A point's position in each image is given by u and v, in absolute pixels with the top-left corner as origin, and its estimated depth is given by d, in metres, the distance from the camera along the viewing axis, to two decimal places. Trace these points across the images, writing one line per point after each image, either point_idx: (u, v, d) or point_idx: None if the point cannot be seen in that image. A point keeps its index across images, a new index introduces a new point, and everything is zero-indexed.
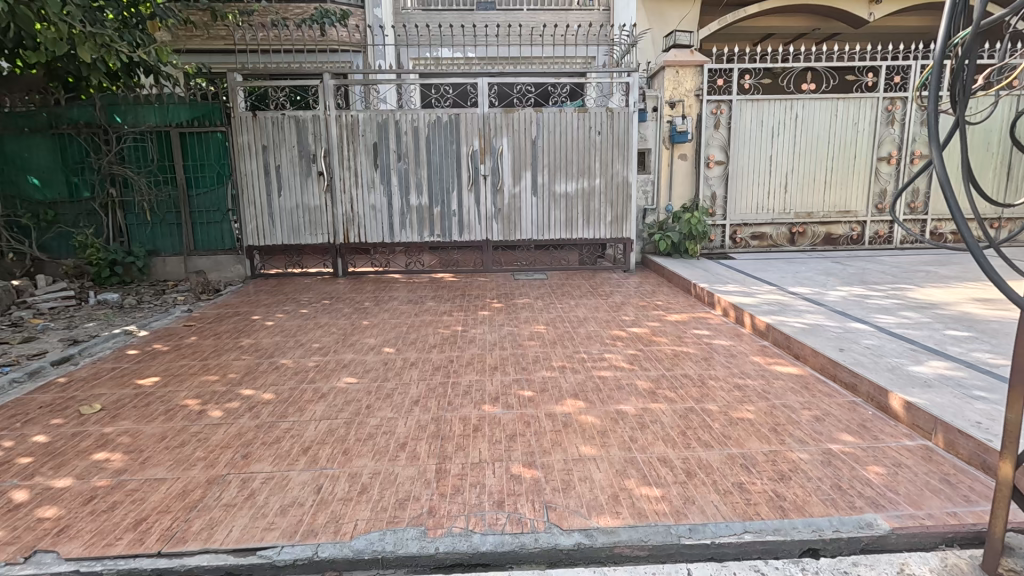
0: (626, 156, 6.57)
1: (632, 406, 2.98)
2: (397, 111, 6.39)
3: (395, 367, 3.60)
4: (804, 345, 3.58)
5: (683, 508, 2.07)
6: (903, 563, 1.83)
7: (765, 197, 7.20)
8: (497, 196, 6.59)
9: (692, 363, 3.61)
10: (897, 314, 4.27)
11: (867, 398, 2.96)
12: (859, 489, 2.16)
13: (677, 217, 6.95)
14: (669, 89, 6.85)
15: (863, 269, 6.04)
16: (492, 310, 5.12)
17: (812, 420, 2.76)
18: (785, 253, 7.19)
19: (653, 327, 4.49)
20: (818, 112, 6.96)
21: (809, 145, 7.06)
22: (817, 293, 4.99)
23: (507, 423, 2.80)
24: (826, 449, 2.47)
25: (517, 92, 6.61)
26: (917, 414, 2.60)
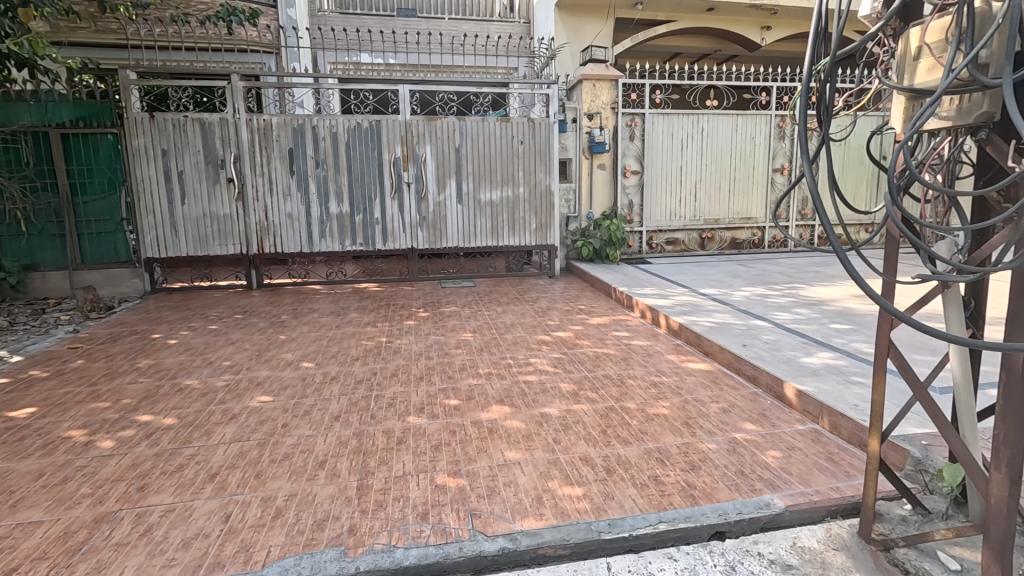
0: (548, 165, 6.74)
1: (556, 408, 3.06)
2: (314, 115, 6.16)
3: (315, 383, 3.45)
4: (712, 342, 3.86)
5: (604, 504, 2.15)
6: (795, 537, 2.01)
7: (677, 205, 7.68)
8: (422, 205, 6.53)
9: (613, 363, 3.77)
10: (792, 311, 4.70)
11: (766, 388, 3.24)
12: (758, 473, 2.35)
13: (597, 224, 7.22)
14: (587, 101, 7.13)
15: (763, 270, 6.60)
16: (419, 319, 5.06)
17: (720, 412, 2.97)
18: (697, 257, 7.69)
19: (576, 330, 4.64)
20: (721, 126, 7.54)
21: (714, 157, 7.63)
22: (724, 294, 5.39)
23: (433, 433, 2.77)
24: (731, 438, 2.67)
25: (439, 100, 6.61)
26: (807, 401, 2.89)
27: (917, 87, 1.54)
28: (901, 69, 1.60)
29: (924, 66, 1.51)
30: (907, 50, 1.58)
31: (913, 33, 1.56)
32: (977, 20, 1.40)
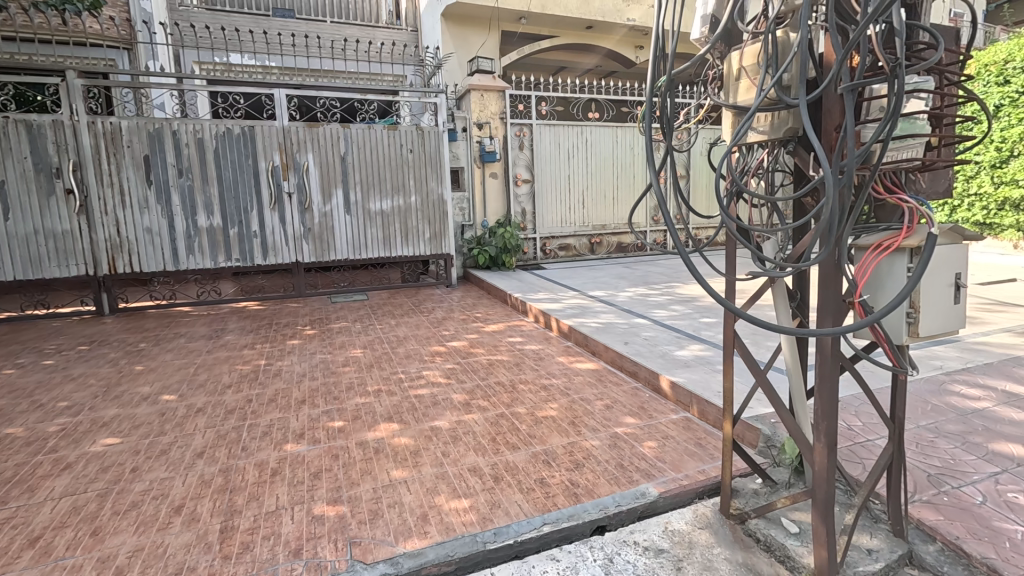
0: (439, 174, 6.69)
1: (446, 420, 3.01)
2: (174, 119, 5.57)
3: (177, 417, 3.07)
4: (598, 342, 4.04)
5: (489, 514, 2.13)
6: (667, 521, 2.13)
7: (567, 212, 8.02)
8: (305, 216, 6.16)
9: (505, 370, 3.81)
10: (669, 308, 5.09)
11: (645, 382, 3.45)
12: (636, 464, 2.48)
13: (492, 232, 7.30)
14: (476, 111, 7.21)
15: (646, 272, 7.09)
16: (304, 338, 4.74)
17: (604, 409, 3.11)
18: (588, 261, 8.07)
19: (471, 339, 4.62)
20: (602, 137, 8.02)
21: (598, 166, 8.09)
22: (610, 295, 5.70)
23: (313, 460, 2.58)
24: (613, 433, 2.80)
25: (320, 106, 6.28)
26: (680, 391, 3.12)
27: (739, 104, 1.72)
28: (727, 87, 1.78)
29: (743, 86, 1.70)
30: (729, 71, 1.77)
31: (733, 57, 1.74)
32: (779, 47, 1.59)
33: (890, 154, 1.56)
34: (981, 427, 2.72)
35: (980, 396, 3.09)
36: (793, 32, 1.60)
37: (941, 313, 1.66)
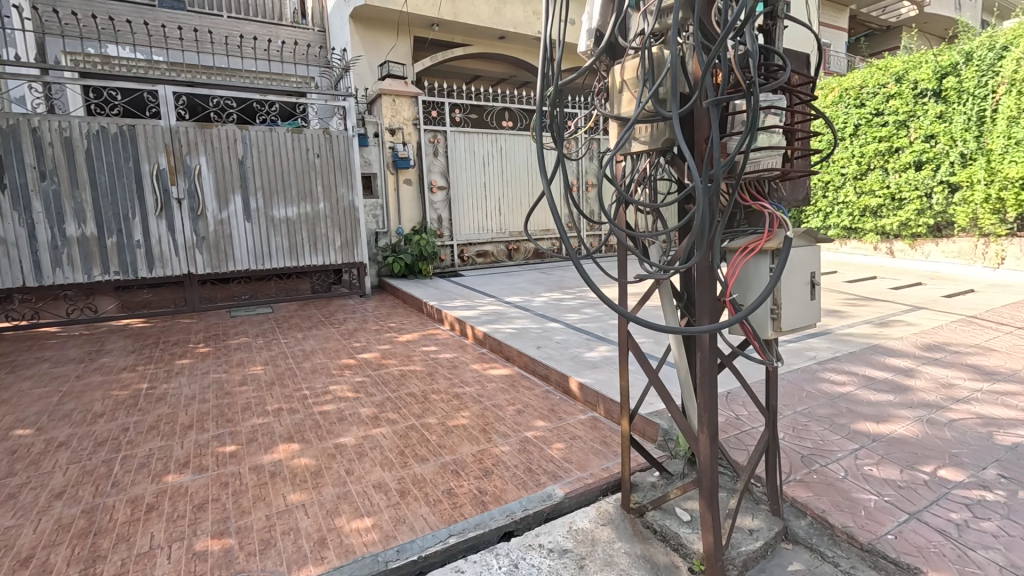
0: (349, 180, 6.44)
1: (352, 436, 2.88)
2: (34, 115, 4.92)
3: (32, 454, 2.68)
4: (510, 348, 4.07)
5: (393, 531, 2.06)
6: (571, 521, 2.17)
7: (484, 219, 8.05)
8: (198, 223, 5.68)
9: (418, 380, 3.72)
10: (580, 311, 5.26)
11: (556, 385, 3.52)
12: (543, 467, 2.52)
13: (407, 239, 7.15)
14: (387, 115, 7.06)
15: (561, 277, 7.30)
16: (197, 356, 4.35)
17: (514, 414, 3.13)
18: (505, 267, 8.16)
19: (383, 349, 4.48)
20: (516, 146, 8.17)
21: (513, 174, 8.23)
22: (526, 300, 5.78)
23: (197, 490, 2.36)
24: (523, 437, 2.83)
25: (214, 106, 5.82)
26: (587, 392, 3.21)
27: (622, 115, 1.80)
28: (612, 98, 1.84)
29: (625, 98, 1.78)
30: (613, 84, 1.84)
31: (617, 70, 1.81)
32: (656, 63, 1.68)
33: (754, 164, 1.71)
34: (845, 409, 3.06)
35: (845, 382, 3.47)
36: (666, 49, 1.70)
37: (800, 308, 1.84)
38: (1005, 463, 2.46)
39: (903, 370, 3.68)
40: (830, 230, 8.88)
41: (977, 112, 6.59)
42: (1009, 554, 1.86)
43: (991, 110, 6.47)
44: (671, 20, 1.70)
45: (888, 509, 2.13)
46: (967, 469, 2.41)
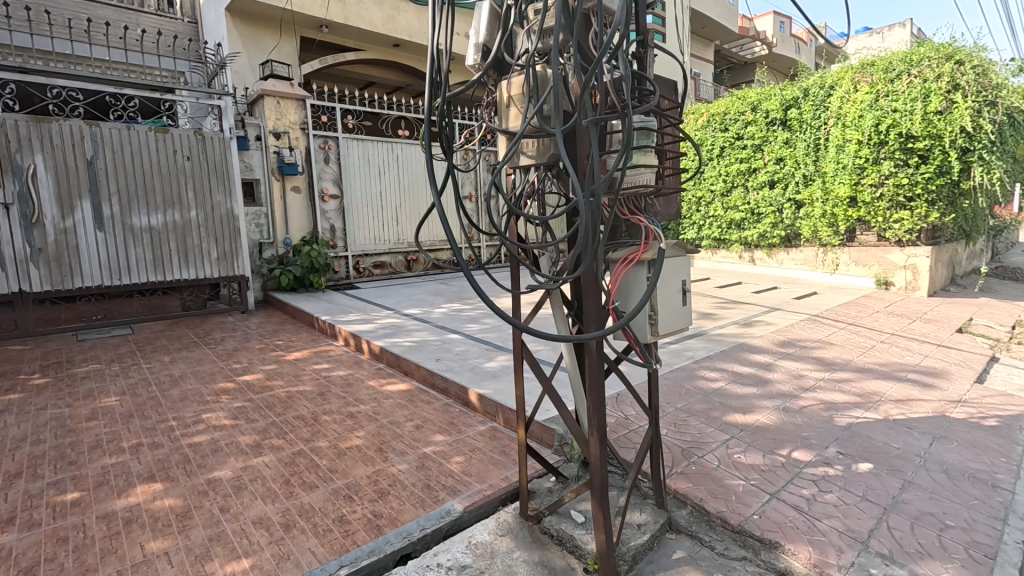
0: (227, 186, 5.89)
1: (230, 469, 2.59)
2: None
3: None
4: (409, 362, 3.95)
5: (275, 570, 1.88)
6: (470, 535, 2.14)
7: (380, 229, 7.81)
8: (33, 232, 4.85)
9: (307, 401, 3.47)
10: (481, 322, 5.27)
11: (456, 397, 3.48)
12: (442, 482, 2.46)
13: (296, 250, 6.69)
14: (271, 119, 6.59)
15: (461, 287, 7.28)
16: (30, 389, 3.67)
17: (412, 430, 3.03)
18: (404, 279, 7.96)
19: (267, 370, 4.13)
20: (413, 155, 8.05)
21: (410, 183, 8.08)
22: (425, 312, 5.67)
23: (25, 552, 1.97)
24: (421, 454, 2.74)
25: (54, 97, 5.04)
26: (486, 402, 3.22)
27: (510, 130, 1.83)
28: (500, 112, 1.87)
29: (512, 113, 1.81)
30: (501, 98, 1.86)
31: (504, 85, 1.84)
32: (539, 81, 1.74)
33: (632, 180, 1.84)
34: (718, 403, 3.38)
35: (718, 378, 3.84)
36: (549, 68, 1.77)
37: (674, 313, 2.00)
38: (843, 441, 2.87)
39: (764, 365, 4.16)
40: (703, 241, 9.83)
41: (814, 139, 7.68)
42: (847, 520, 2.16)
43: (824, 139, 7.58)
44: (553, 40, 1.77)
45: (753, 491, 2.37)
46: (814, 449, 2.78)
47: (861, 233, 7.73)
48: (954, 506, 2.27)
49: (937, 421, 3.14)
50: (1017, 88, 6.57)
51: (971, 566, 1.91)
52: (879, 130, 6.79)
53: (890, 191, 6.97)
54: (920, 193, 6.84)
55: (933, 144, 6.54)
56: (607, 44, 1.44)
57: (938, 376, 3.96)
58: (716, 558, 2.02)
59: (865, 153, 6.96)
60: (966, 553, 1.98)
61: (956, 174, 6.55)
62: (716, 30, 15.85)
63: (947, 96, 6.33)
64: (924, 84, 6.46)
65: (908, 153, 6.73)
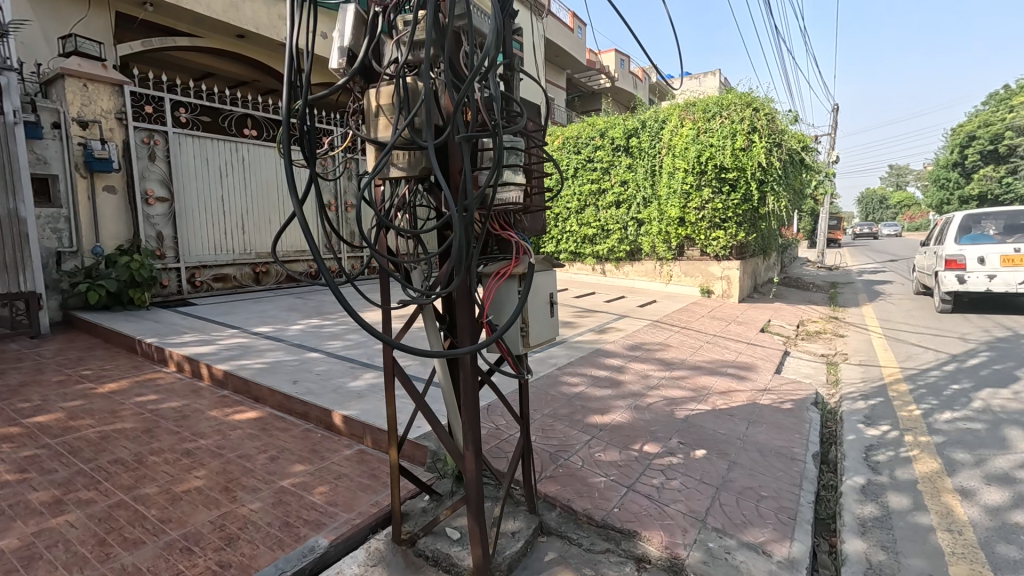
0: (11, 182, 4.76)
1: (16, 536, 2.06)
2: None
3: None
4: (260, 386, 3.56)
5: None
6: (338, 572, 1.98)
7: (221, 237, 6.96)
8: None
9: (129, 440, 2.92)
10: (343, 338, 4.97)
11: (317, 421, 3.22)
12: (304, 517, 2.25)
13: (110, 261, 5.62)
14: (74, 103, 5.49)
15: (319, 302, 6.79)
16: None
17: (267, 462, 2.73)
18: (251, 293, 7.18)
19: (71, 407, 3.39)
20: (262, 158, 7.36)
21: (259, 188, 7.36)
22: (279, 330, 5.17)
23: None
24: (277, 488, 2.47)
25: None
26: (352, 424, 3.03)
27: (379, 140, 1.76)
28: (367, 121, 1.79)
29: (381, 123, 1.75)
30: (369, 107, 1.79)
31: (373, 94, 1.77)
32: (409, 93, 1.70)
33: (502, 197, 1.90)
34: (579, 406, 3.62)
35: (579, 383, 4.11)
36: (419, 81, 1.75)
37: (543, 325, 2.10)
38: (682, 432, 3.26)
39: (617, 368, 4.56)
40: (561, 254, 10.49)
41: (651, 165, 8.74)
42: (689, 503, 2.45)
43: (659, 165, 8.67)
44: (423, 54, 1.75)
45: (613, 486, 2.57)
46: (660, 441, 3.12)
47: (688, 249, 8.92)
48: (766, 479, 2.71)
49: (750, 408, 3.74)
50: (794, 134, 8.22)
51: (780, 528, 2.30)
52: (700, 161, 7.99)
53: (710, 213, 8.19)
54: (731, 216, 8.15)
55: (739, 175, 7.86)
56: (478, 65, 1.47)
57: (749, 369, 4.74)
58: (585, 554, 2.14)
59: (690, 180, 8.10)
60: (777, 517, 2.38)
61: (756, 201, 8.00)
62: (568, 60, 17.26)
63: (748, 136, 7.69)
64: (732, 124, 7.74)
65: (722, 182, 8.00)
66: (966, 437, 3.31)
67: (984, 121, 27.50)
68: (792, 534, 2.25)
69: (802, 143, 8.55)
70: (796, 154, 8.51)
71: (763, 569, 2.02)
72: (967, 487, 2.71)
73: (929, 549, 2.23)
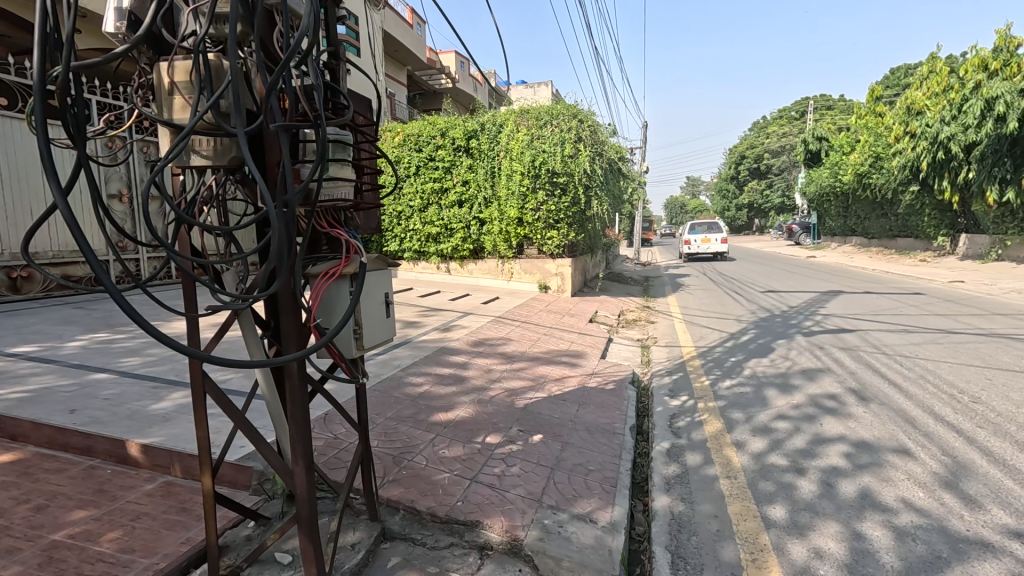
0: None
1: None
2: None
3: None
4: (18, 422, 2.83)
5: None
6: None
7: None
8: None
9: None
10: (142, 354, 4.22)
11: (106, 455, 2.69)
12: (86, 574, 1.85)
13: None
14: None
15: (109, 312, 5.65)
16: None
17: (31, 513, 2.18)
18: (5, 304, 5.70)
19: None
20: (18, 134, 5.88)
21: (15, 172, 5.87)
22: (50, 348, 4.18)
23: None
24: (46, 544, 1.99)
25: None
26: (154, 453, 2.59)
27: (175, 122, 1.52)
28: (158, 100, 1.53)
29: (176, 103, 1.51)
30: (160, 83, 1.53)
31: (164, 68, 1.51)
32: (211, 71, 1.50)
33: (328, 193, 1.79)
34: (423, 405, 3.61)
35: (423, 382, 4.09)
36: (225, 60, 1.56)
37: (378, 326, 2.04)
38: (521, 420, 3.46)
39: (461, 364, 4.65)
40: (405, 253, 10.28)
41: (490, 167, 9.08)
42: (528, 486, 2.60)
43: (498, 167, 9.04)
44: (228, 29, 1.57)
45: (457, 481, 2.61)
46: (501, 431, 3.26)
47: (527, 248, 9.48)
48: (594, 454, 3.02)
49: (580, 391, 4.13)
50: (612, 145, 9.28)
51: (604, 496, 2.57)
52: (534, 166, 8.49)
53: (545, 214, 8.77)
54: (563, 217, 8.84)
55: (569, 180, 8.55)
56: (295, 46, 1.34)
57: (580, 356, 5.23)
58: (429, 552, 2.14)
59: (526, 183, 8.57)
60: (602, 487, 2.66)
61: (583, 205, 8.82)
62: (407, 57, 16.95)
63: (575, 144, 8.44)
64: (561, 133, 8.44)
65: (554, 186, 8.62)
66: (739, 399, 4.10)
67: (750, 145, 34.41)
68: (614, 499, 2.54)
69: (620, 154, 9.72)
70: (615, 163, 9.61)
71: (590, 535, 2.25)
72: (740, 439, 3.34)
73: (715, 495, 2.71)
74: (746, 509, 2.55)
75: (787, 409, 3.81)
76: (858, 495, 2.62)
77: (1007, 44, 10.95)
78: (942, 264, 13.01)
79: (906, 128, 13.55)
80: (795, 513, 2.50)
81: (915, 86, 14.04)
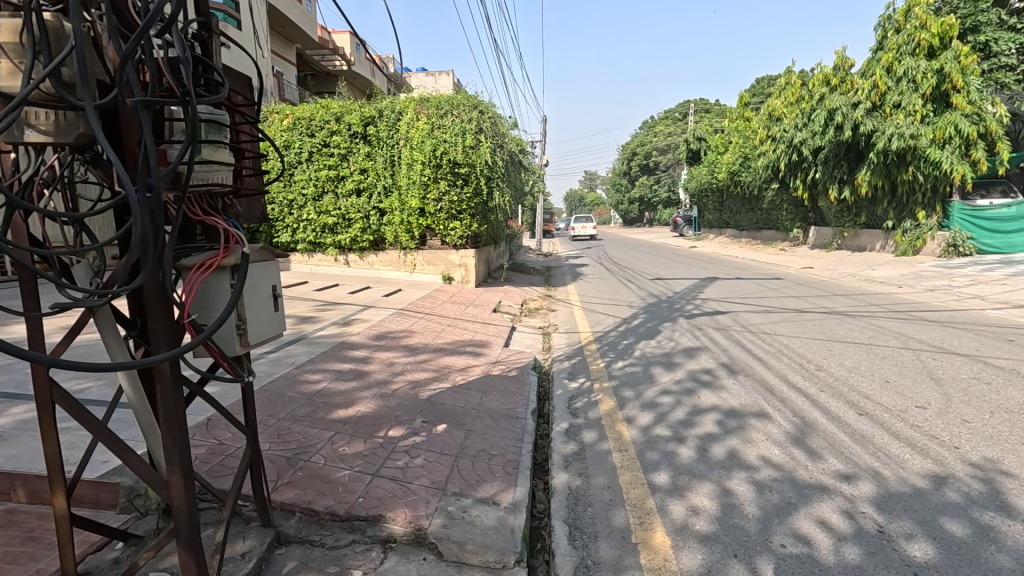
0: None
1: None
2: None
3: None
4: None
5: None
6: None
7: None
8: None
9: None
10: None
11: None
12: None
13: None
14: None
15: None
16: None
17: None
18: None
19: None
20: None
21: None
22: None
23: None
24: None
25: None
26: None
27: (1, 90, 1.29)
28: None
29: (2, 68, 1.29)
30: None
31: None
32: (48, 35, 1.29)
33: (201, 178, 1.64)
34: (320, 403, 3.45)
35: (321, 380, 3.90)
36: (66, 22, 1.35)
37: (264, 321, 1.91)
38: (424, 411, 3.44)
39: (361, 359, 4.51)
40: (298, 244, 9.73)
41: (389, 156, 8.81)
42: (431, 476, 2.61)
43: (398, 156, 8.79)
44: None
45: (357, 477, 2.55)
46: (404, 424, 3.22)
47: (430, 239, 9.36)
48: (497, 440, 3.09)
49: (483, 379, 4.20)
50: (512, 138, 9.42)
51: (507, 478, 2.66)
52: (435, 155, 8.35)
53: (447, 205, 8.68)
54: (465, 209, 8.82)
55: (470, 170, 8.50)
56: (155, 12, 1.20)
57: (484, 345, 5.31)
58: (327, 553, 2.07)
59: (427, 173, 8.42)
60: (505, 470, 2.74)
61: (485, 195, 8.84)
62: (295, 34, 15.80)
63: (476, 135, 8.42)
64: (462, 124, 8.37)
65: (456, 176, 8.55)
66: (630, 378, 4.42)
67: (640, 142, 36.78)
68: (515, 481, 2.63)
69: (521, 146, 9.89)
70: (515, 156, 9.75)
71: (492, 517, 2.31)
72: (630, 415, 3.61)
73: (608, 467, 2.92)
74: (635, 478, 2.78)
75: (671, 385, 4.19)
76: (726, 457, 2.96)
77: (844, 62, 12.66)
78: (797, 253, 14.92)
79: (768, 133, 15.34)
80: (676, 477, 2.77)
81: (775, 95, 15.85)
